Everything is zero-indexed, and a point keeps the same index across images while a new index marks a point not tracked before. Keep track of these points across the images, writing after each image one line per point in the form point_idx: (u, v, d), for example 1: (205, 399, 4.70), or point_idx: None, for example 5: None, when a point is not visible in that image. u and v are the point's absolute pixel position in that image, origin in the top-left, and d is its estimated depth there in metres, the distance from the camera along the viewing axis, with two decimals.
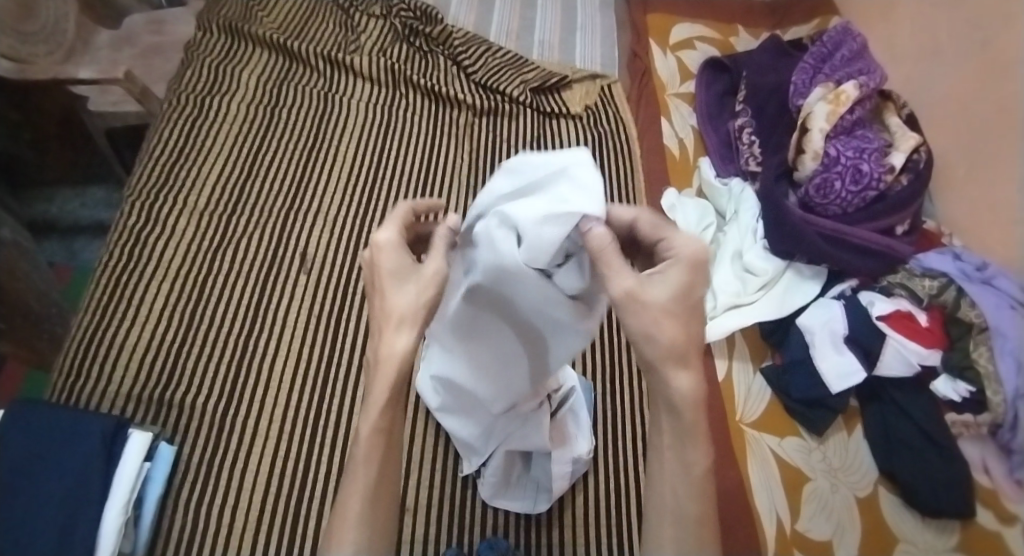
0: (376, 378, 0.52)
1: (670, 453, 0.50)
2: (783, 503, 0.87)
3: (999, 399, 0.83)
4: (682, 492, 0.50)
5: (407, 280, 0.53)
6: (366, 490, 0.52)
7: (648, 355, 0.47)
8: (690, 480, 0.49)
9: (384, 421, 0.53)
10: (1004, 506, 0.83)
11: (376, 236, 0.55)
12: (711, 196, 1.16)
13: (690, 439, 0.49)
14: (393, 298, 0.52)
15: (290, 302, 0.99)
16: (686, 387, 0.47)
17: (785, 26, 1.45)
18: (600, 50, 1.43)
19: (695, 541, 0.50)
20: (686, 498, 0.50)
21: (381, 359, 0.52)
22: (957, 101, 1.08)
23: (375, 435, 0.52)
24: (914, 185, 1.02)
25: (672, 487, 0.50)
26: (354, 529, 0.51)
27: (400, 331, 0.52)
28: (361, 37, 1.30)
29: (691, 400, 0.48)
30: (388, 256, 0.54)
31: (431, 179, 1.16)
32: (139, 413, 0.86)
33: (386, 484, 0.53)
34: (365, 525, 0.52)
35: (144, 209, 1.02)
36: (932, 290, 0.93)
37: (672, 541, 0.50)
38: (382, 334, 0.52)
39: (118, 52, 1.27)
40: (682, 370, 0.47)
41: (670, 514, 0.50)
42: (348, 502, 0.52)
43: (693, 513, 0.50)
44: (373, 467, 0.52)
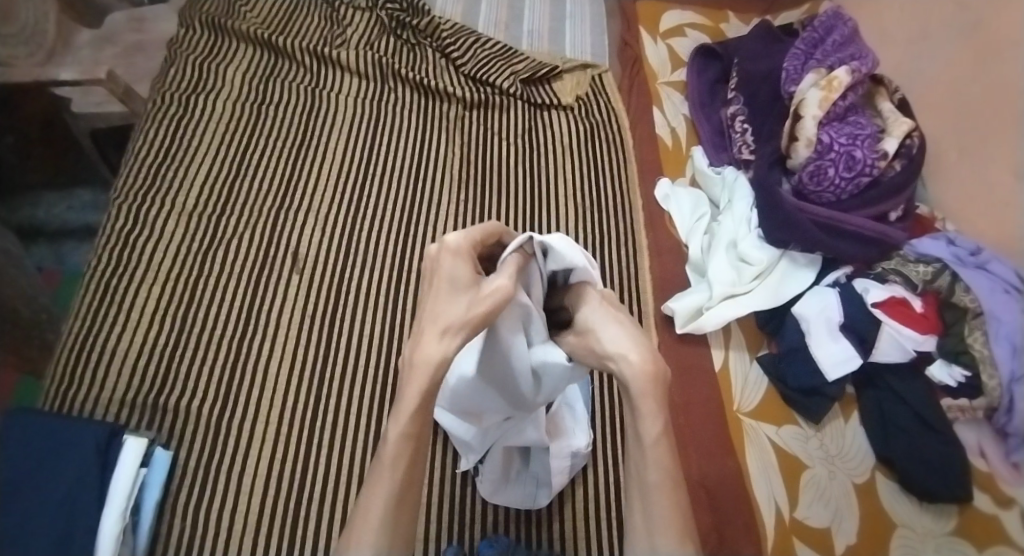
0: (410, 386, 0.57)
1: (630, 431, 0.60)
2: (781, 491, 0.87)
3: (995, 383, 0.84)
4: (644, 463, 0.58)
5: (467, 291, 0.58)
6: (390, 498, 0.55)
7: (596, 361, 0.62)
8: (652, 452, 0.58)
9: (413, 427, 0.57)
10: (1001, 489, 0.83)
11: (446, 238, 0.61)
12: (705, 184, 1.15)
13: (641, 413, 0.58)
14: (447, 306, 0.57)
15: (283, 303, 0.98)
16: (636, 367, 0.58)
17: (776, 11, 1.43)
18: (590, 39, 1.42)
19: (664, 513, 0.57)
20: (648, 467, 0.58)
21: (416, 363, 0.57)
22: (949, 84, 1.07)
23: (402, 441, 0.56)
24: (907, 171, 1.02)
25: (639, 461, 0.59)
26: (375, 532, 0.54)
27: (438, 334, 0.57)
28: (347, 31, 1.28)
29: (641, 379, 0.58)
30: (452, 265, 0.59)
31: (423, 174, 1.14)
32: (134, 418, 0.86)
33: (409, 494, 0.56)
34: (386, 528, 0.54)
35: (131, 212, 1.00)
36: (927, 276, 0.92)
37: (643, 511, 0.58)
38: (425, 336, 0.57)
39: (100, 52, 1.24)
40: (630, 359, 0.59)
41: (641, 484, 0.58)
42: (372, 506, 0.55)
43: (654, 479, 0.57)
44: (399, 472, 0.56)
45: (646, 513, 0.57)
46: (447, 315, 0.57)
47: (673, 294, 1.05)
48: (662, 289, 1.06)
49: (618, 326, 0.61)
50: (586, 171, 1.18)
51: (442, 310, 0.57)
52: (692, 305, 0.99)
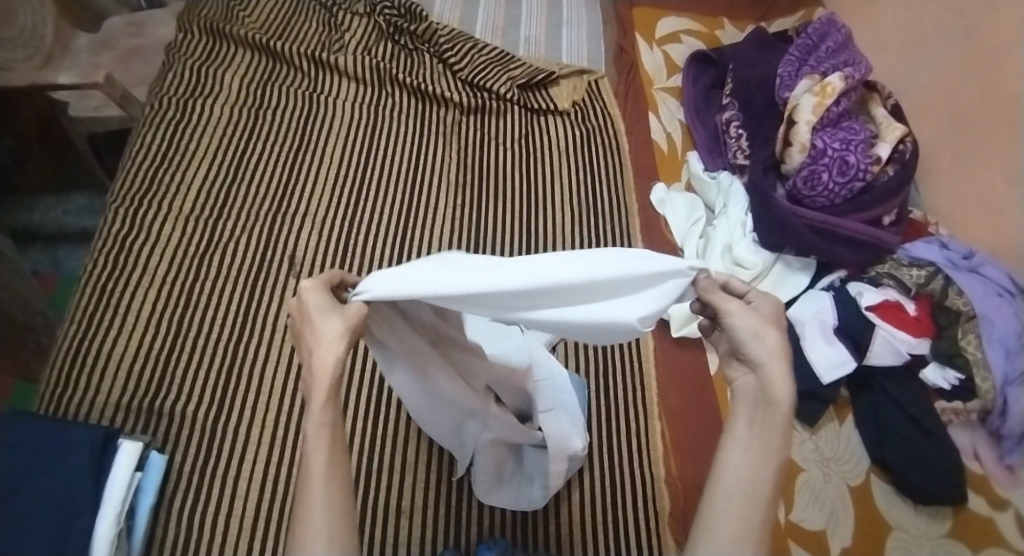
0: (320, 389, 0.50)
1: (749, 429, 0.52)
2: (776, 493, 0.87)
3: (988, 386, 0.85)
4: (757, 466, 0.51)
5: (333, 312, 0.52)
6: (326, 477, 0.49)
7: (754, 356, 0.52)
8: (770, 467, 0.51)
9: (331, 410, 0.51)
10: (995, 491, 0.84)
11: (304, 284, 0.53)
12: (700, 189, 1.16)
13: (779, 426, 0.51)
14: (319, 333, 0.51)
15: (280, 307, 0.98)
16: (787, 385, 0.51)
17: (771, 18, 1.45)
18: (586, 45, 1.43)
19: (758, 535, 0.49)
20: (761, 475, 0.51)
21: (317, 380, 0.50)
22: (941, 91, 1.08)
23: (325, 425, 0.50)
24: (900, 176, 1.03)
25: (753, 471, 0.51)
26: (328, 516, 0.48)
27: (337, 351, 0.50)
28: (345, 36, 1.28)
29: (788, 396, 0.51)
30: (317, 296, 0.53)
31: (420, 178, 1.15)
32: (130, 421, 0.85)
33: (342, 472, 0.51)
34: (332, 507, 0.49)
35: (129, 215, 1.00)
36: (920, 279, 0.94)
37: (737, 510, 0.49)
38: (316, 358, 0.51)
39: (98, 56, 1.24)
40: (784, 368, 0.51)
41: (737, 484, 0.50)
42: (311, 489, 0.49)
43: (768, 487, 0.50)
44: (332, 450, 0.50)
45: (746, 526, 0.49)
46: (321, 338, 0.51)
47: None
48: None
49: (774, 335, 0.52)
50: (582, 175, 1.19)
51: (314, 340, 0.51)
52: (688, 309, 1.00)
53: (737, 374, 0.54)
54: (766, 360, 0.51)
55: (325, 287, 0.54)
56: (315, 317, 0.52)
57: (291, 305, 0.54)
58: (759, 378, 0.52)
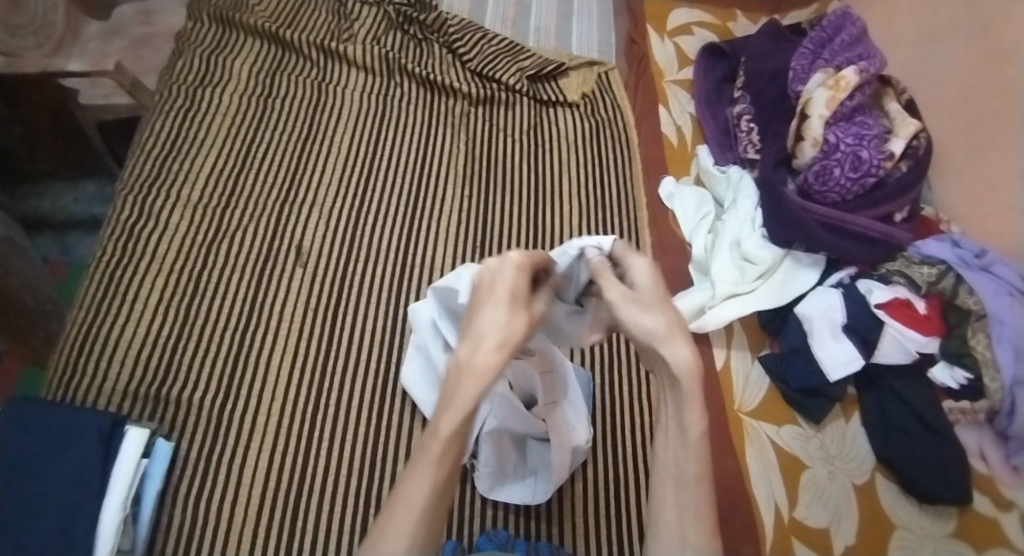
0: (463, 386, 0.51)
1: (671, 418, 0.56)
2: (780, 490, 0.87)
3: (996, 386, 0.83)
4: (684, 456, 0.55)
5: (516, 308, 0.53)
6: (432, 490, 0.52)
7: (642, 342, 0.55)
8: (692, 446, 0.55)
9: (460, 430, 0.52)
10: (1000, 492, 0.83)
11: (509, 257, 0.55)
12: (709, 184, 1.15)
13: (690, 408, 0.54)
14: (489, 323, 0.52)
15: (287, 296, 0.98)
16: (685, 360, 0.53)
17: (784, 10, 1.43)
18: (596, 37, 1.41)
19: (695, 508, 0.54)
20: (685, 459, 0.55)
21: (470, 370, 0.52)
22: (956, 86, 1.07)
23: (446, 442, 0.52)
24: (913, 172, 1.01)
25: (679, 452, 0.55)
26: (411, 524, 0.51)
27: (497, 347, 0.52)
28: (354, 25, 1.28)
29: (689, 371, 0.53)
30: (508, 276, 0.54)
31: (427, 169, 1.15)
32: (137, 408, 0.86)
33: (446, 488, 0.53)
34: (423, 521, 0.51)
35: (137, 203, 1.01)
36: (931, 277, 0.92)
37: (673, 498, 0.55)
38: (476, 349, 0.52)
39: (108, 44, 1.25)
40: (677, 347, 0.53)
41: (669, 469, 0.56)
42: (416, 493, 0.52)
43: (692, 472, 0.55)
44: (442, 472, 0.53)
45: (680, 504, 0.55)
46: (492, 329, 0.52)
47: (676, 291, 1.05)
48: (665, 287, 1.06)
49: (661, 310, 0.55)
50: (591, 167, 1.18)
51: (482, 327, 0.52)
52: (696, 304, 1.00)
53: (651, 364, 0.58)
54: (652, 344, 0.55)
55: (521, 279, 0.54)
56: (492, 302, 0.53)
57: (479, 277, 0.55)
58: (662, 361, 0.54)
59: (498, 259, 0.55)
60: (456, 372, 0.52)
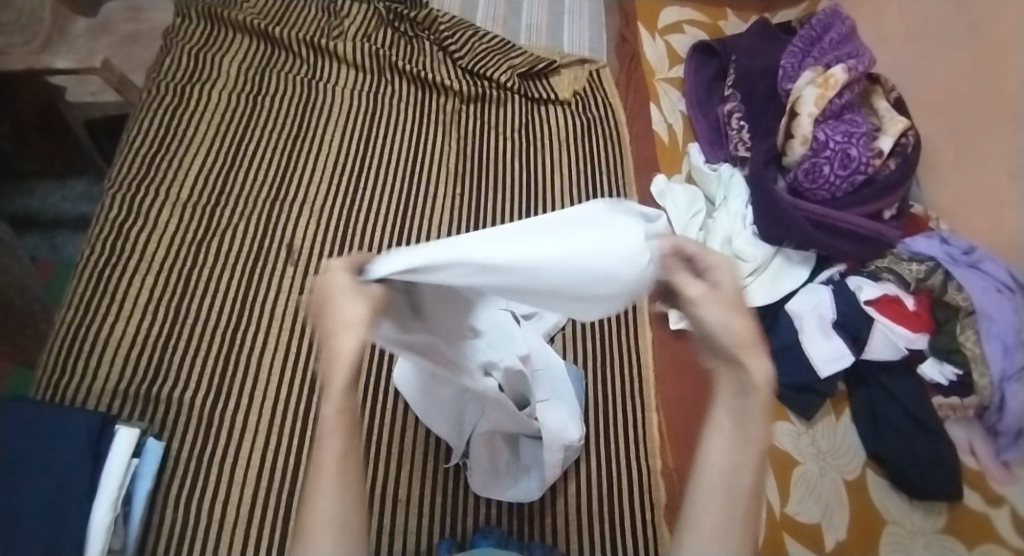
0: (335, 362, 0.44)
1: (729, 421, 0.44)
2: (772, 487, 0.86)
3: (985, 382, 0.84)
4: (737, 469, 0.44)
5: (360, 299, 0.46)
6: (339, 464, 0.46)
7: (718, 341, 0.44)
8: (752, 465, 0.44)
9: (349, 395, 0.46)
10: (990, 487, 0.84)
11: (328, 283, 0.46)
12: (700, 181, 1.15)
13: (759, 429, 0.43)
14: (344, 313, 0.45)
15: (278, 295, 0.97)
16: (765, 372, 0.43)
17: (774, 9, 1.44)
18: (588, 35, 1.42)
19: (741, 536, 0.43)
20: (740, 472, 0.43)
21: (332, 356, 0.44)
22: (945, 84, 1.07)
23: (341, 415, 0.46)
24: (902, 170, 1.02)
25: (734, 471, 0.43)
26: (334, 505, 0.45)
27: (353, 332, 0.44)
28: (344, 22, 1.27)
29: (769, 386, 0.43)
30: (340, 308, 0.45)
31: (419, 167, 1.14)
32: (127, 408, 0.86)
33: (354, 463, 0.47)
34: (342, 498, 0.45)
35: (125, 202, 1.00)
36: (920, 274, 0.93)
37: (719, 517, 0.43)
38: (332, 339, 0.45)
39: (96, 41, 1.24)
40: (756, 355, 0.43)
41: (716, 488, 0.43)
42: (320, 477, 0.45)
43: (749, 487, 0.43)
44: (346, 443, 0.46)
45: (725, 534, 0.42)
46: (342, 322, 0.45)
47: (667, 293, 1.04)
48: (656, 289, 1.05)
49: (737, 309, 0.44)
50: (582, 165, 1.18)
51: (330, 321, 0.45)
52: None
53: (710, 362, 0.46)
54: (735, 350, 0.43)
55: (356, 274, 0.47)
56: (339, 295, 0.46)
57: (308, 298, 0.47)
58: (742, 372, 0.43)
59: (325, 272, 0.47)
60: (321, 363, 0.46)
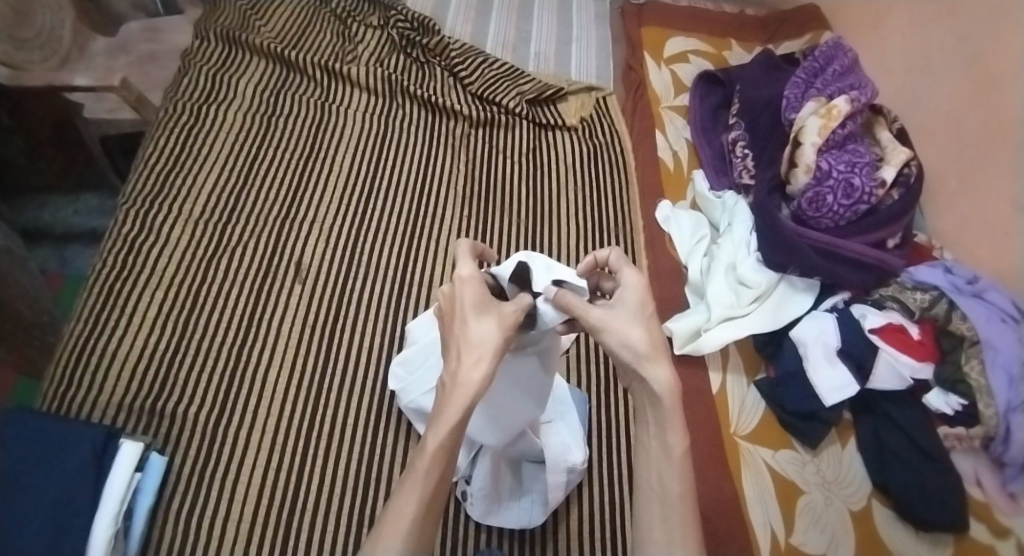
0: (450, 403, 0.54)
1: (650, 439, 0.59)
2: (777, 516, 0.86)
3: (991, 412, 0.84)
4: (668, 476, 0.57)
5: (488, 314, 0.57)
6: (422, 511, 0.53)
7: (626, 360, 0.58)
8: (674, 463, 0.57)
9: (451, 440, 0.54)
10: (997, 519, 0.83)
11: (460, 272, 0.60)
12: (705, 208, 1.17)
13: (671, 426, 0.57)
14: (476, 329, 0.56)
15: (285, 312, 0.98)
16: (662, 380, 0.56)
17: (778, 41, 1.47)
18: (595, 62, 1.44)
19: (680, 519, 0.57)
20: (670, 479, 0.57)
21: (455, 384, 0.54)
22: (948, 114, 1.09)
23: (443, 451, 0.54)
24: (904, 200, 1.03)
25: (662, 469, 0.58)
26: (402, 542, 0.51)
27: (478, 357, 0.55)
28: (358, 47, 1.31)
29: (668, 391, 0.56)
30: (469, 292, 0.58)
31: (427, 189, 1.16)
32: (131, 422, 0.86)
33: (434, 510, 0.54)
34: (412, 535, 0.52)
35: (138, 216, 1.01)
36: (924, 303, 0.94)
37: (659, 517, 0.57)
38: (462, 360, 0.55)
39: (114, 60, 1.27)
40: (661, 370, 0.57)
41: (654, 491, 0.58)
42: (403, 514, 0.53)
43: (677, 491, 0.57)
44: (428, 486, 0.54)
45: (666, 525, 0.56)
46: (466, 343, 0.55)
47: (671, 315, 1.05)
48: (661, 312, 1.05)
49: (644, 327, 0.58)
50: (588, 189, 1.19)
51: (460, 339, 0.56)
52: (691, 327, 1.00)
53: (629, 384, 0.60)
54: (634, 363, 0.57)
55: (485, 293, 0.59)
56: (466, 310, 0.57)
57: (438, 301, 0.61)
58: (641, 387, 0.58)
59: (454, 281, 0.59)
60: (442, 390, 0.55)
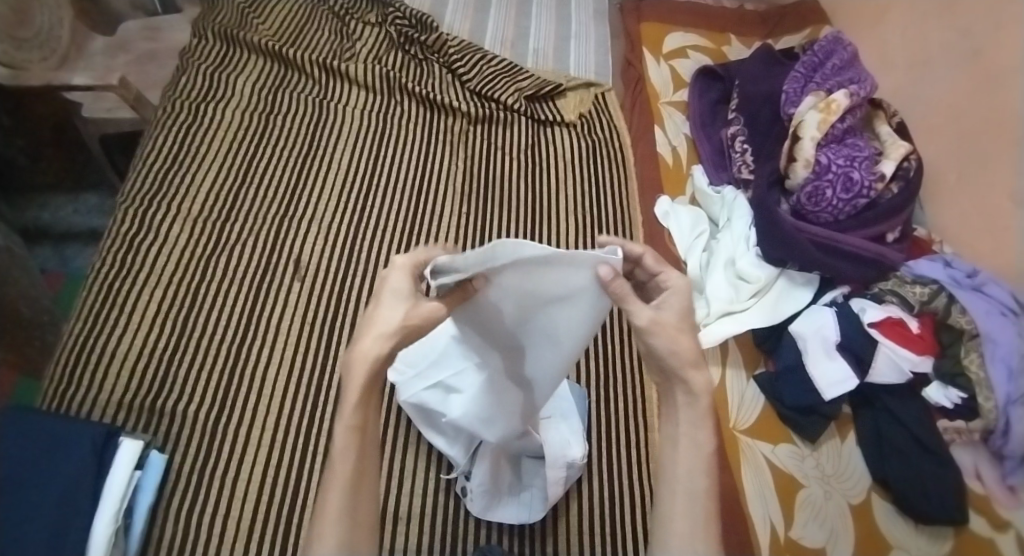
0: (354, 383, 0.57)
1: (684, 434, 0.60)
2: (776, 510, 0.86)
3: (990, 405, 0.84)
4: (693, 469, 0.59)
5: (401, 302, 0.59)
6: (349, 489, 0.57)
7: (665, 364, 0.59)
8: (701, 458, 0.60)
9: (359, 419, 0.58)
10: (997, 512, 0.83)
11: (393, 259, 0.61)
12: (704, 203, 1.17)
13: (702, 423, 0.60)
14: (382, 316, 0.58)
15: (285, 309, 0.98)
16: (700, 381, 0.59)
17: (778, 36, 1.47)
18: (593, 58, 1.44)
19: (703, 511, 0.59)
20: (697, 474, 0.59)
21: (356, 366, 0.57)
22: (948, 108, 1.09)
23: (348, 434, 0.58)
24: (904, 193, 1.03)
25: (688, 463, 0.60)
26: (336, 523, 0.55)
27: (380, 344, 0.58)
28: (356, 45, 1.31)
29: (704, 391, 0.59)
30: (395, 279, 0.60)
31: (426, 186, 1.16)
32: (131, 420, 0.86)
33: (361, 483, 0.58)
34: (344, 515, 0.56)
35: (137, 215, 1.02)
36: (923, 296, 0.93)
37: (681, 507, 0.59)
38: (362, 337, 0.58)
39: (113, 59, 1.27)
40: (699, 372, 0.59)
41: (680, 484, 0.59)
42: (333, 496, 0.57)
43: (703, 485, 0.59)
44: (351, 464, 0.58)
45: (690, 517, 0.58)
46: (388, 320, 0.58)
47: None
48: None
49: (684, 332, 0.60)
50: (587, 185, 1.19)
51: (384, 318, 0.58)
52: None
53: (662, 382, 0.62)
54: (682, 365, 0.58)
55: (413, 271, 0.61)
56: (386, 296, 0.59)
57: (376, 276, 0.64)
58: (678, 386, 0.60)
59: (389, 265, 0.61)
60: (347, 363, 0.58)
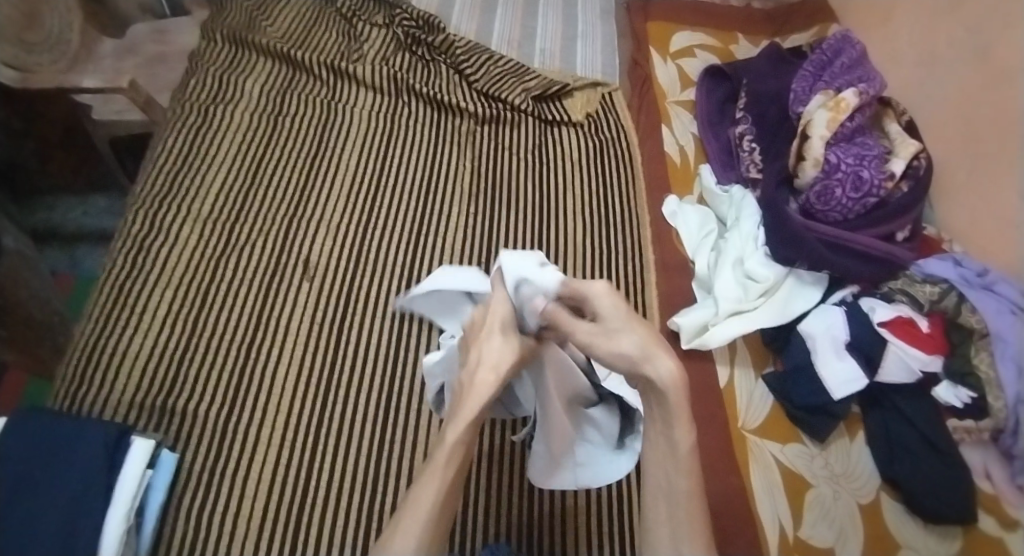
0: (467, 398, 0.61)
1: (661, 436, 0.60)
2: (785, 509, 0.86)
3: (1000, 404, 0.84)
4: (673, 464, 0.59)
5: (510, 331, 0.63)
6: (437, 500, 0.58)
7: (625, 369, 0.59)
8: (679, 460, 0.59)
9: (465, 435, 0.60)
10: (1006, 512, 0.83)
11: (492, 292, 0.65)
12: (711, 203, 1.16)
13: (678, 424, 0.58)
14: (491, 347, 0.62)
15: (293, 308, 0.99)
16: (668, 374, 0.57)
17: (786, 34, 1.46)
18: (600, 58, 1.44)
19: (687, 513, 0.59)
20: (677, 479, 0.59)
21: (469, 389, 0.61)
22: (957, 107, 1.08)
23: (455, 446, 0.60)
24: (914, 191, 1.03)
25: (669, 466, 0.59)
26: (422, 524, 0.57)
27: (490, 373, 0.61)
28: (364, 46, 1.31)
29: (674, 385, 0.57)
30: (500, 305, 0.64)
31: (434, 186, 1.16)
32: (142, 420, 0.87)
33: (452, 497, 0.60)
34: (431, 523, 0.57)
35: (148, 217, 1.02)
36: (934, 296, 0.92)
37: (666, 515, 0.59)
38: (476, 368, 0.61)
39: (122, 62, 1.28)
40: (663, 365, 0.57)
41: (659, 491, 0.60)
42: (424, 499, 0.58)
43: (684, 487, 0.59)
44: (447, 475, 0.59)
45: (673, 520, 0.59)
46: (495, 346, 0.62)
47: (679, 310, 1.05)
48: (668, 305, 1.06)
49: (635, 329, 0.58)
50: (595, 185, 1.19)
51: (486, 353, 0.62)
52: (698, 321, 0.99)
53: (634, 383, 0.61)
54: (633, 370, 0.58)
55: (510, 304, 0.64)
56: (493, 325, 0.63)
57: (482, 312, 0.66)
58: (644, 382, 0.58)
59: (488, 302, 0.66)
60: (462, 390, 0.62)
